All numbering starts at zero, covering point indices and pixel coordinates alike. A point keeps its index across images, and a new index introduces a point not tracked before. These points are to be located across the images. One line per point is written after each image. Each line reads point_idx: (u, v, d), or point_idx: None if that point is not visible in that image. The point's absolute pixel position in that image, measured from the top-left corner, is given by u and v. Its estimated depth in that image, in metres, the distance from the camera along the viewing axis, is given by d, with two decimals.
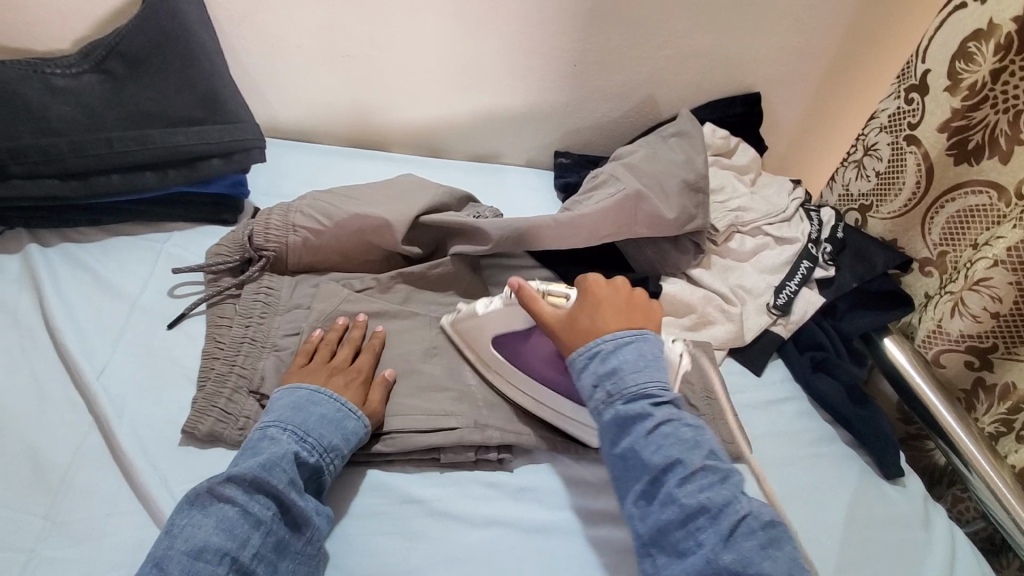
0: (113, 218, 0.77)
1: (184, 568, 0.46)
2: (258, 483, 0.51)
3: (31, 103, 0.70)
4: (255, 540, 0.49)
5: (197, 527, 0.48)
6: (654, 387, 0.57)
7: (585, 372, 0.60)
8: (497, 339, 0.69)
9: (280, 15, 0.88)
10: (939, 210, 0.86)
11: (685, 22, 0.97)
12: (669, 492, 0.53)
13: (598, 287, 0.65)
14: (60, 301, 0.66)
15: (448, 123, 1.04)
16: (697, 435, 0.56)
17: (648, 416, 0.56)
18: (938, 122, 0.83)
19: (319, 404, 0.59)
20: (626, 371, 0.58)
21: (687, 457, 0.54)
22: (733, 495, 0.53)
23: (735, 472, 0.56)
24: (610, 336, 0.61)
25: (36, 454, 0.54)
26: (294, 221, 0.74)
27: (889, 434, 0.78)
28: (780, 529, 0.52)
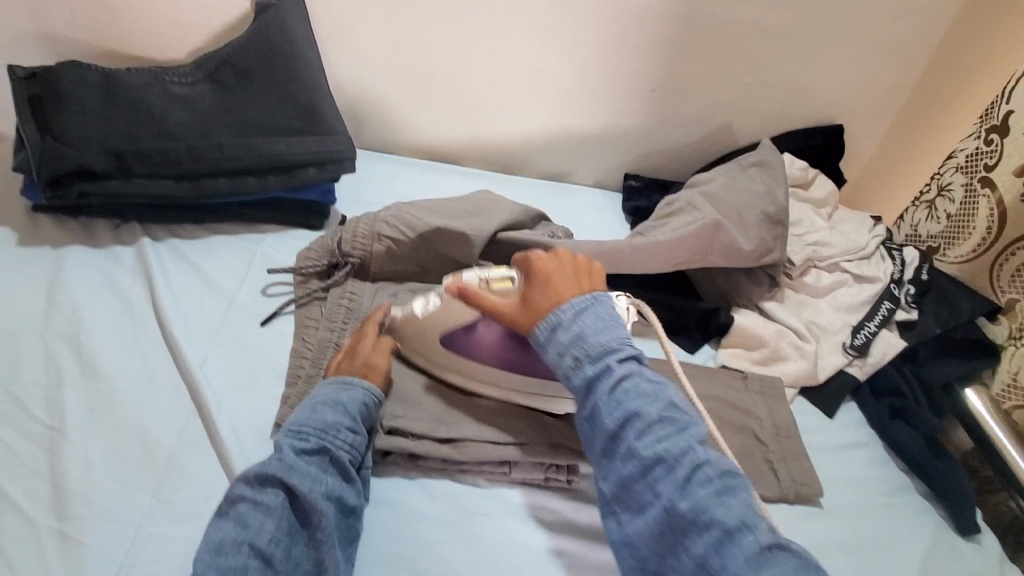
0: (216, 218, 0.83)
1: (208, 564, 0.48)
2: (261, 475, 0.53)
3: (155, 108, 0.77)
4: (268, 527, 0.51)
5: (216, 530, 0.50)
6: (615, 345, 0.56)
7: (551, 344, 0.58)
8: (447, 334, 0.67)
9: (376, 33, 0.92)
10: (1008, 259, 0.82)
11: (769, 51, 0.96)
12: (630, 446, 0.52)
13: (544, 262, 0.62)
14: (169, 292, 0.71)
15: (523, 141, 1.06)
16: (658, 389, 0.54)
17: (609, 374, 0.54)
18: (1016, 166, 0.81)
19: (319, 394, 0.61)
20: (586, 334, 0.56)
21: (645, 410, 0.52)
22: (690, 446, 0.50)
23: (696, 423, 0.53)
24: (568, 305, 0.58)
25: (145, 435, 0.58)
26: (379, 230, 0.77)
27: (970, 489, 0.74)
28: (740, 478, 0.49)
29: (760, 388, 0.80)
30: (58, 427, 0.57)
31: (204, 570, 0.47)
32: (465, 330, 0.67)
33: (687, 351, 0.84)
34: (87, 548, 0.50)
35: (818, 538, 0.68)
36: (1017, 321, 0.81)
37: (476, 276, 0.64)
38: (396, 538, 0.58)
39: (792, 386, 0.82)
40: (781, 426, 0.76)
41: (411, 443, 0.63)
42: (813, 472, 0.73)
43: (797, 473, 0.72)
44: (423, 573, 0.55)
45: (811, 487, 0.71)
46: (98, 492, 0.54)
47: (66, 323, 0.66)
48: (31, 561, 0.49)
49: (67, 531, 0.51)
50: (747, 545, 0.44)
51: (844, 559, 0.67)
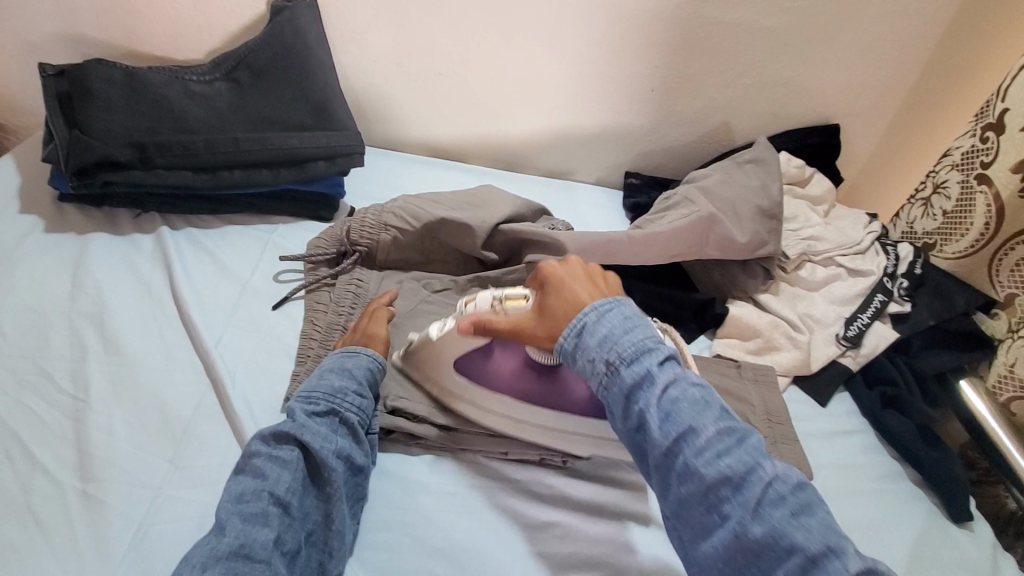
0: (230, 209, 0.87)
1: (230, 509, 0.51)
2: (277, 433, 0.56)
3: (175, 104, 0.81)
4: (285, 478, 0.54)
5: (235, 483, 0.53)
6: (651, 347, 0.51)
7: (581, 350, 0.54)
8: (461, 362, 0.66)
9: (384, 34, 0.96)
10: (1007, 253, 0.83)
11: (765, 52, 0.99)
12: (687, 463, 0.47)
13: (556, 269, 0.60)
14: (186, 277, 0.75)
15: (526, 139, 1.10)
16: (707, 395, 0.50)
17: (652, 382, 0.50)
18: (1012, 162, 0.81)
19: (326, 363, 0.65)
20: (617, 336, 0.52)
21: (699, 422, 0.47)
22: (755, 459, 0.46)
23: (752, 431, 0.49)
24: (590, 307, 0.55)
25: (164, 407, 0.62)
26: (386, 220, 0.81)
27: (962, 476, 0.75)
28: (811, 492, 0.45)
29: (753, 376, 0.82)
30: (83, 398, 0.62)
31: (226, 515, 0.50)
32: (480, 357, 0.67)
33: (683, 341, 0.86)
34: (110, 508, 0.54)
35: None
36: (1017, 315, 0.82)
37: (489, 298, 0.64)
38: (399, 509, 0.61)
39: (785, 375, 0.84)
40: (773, 412, 0.78)
41: (409, 424, 0.66)
42: (804, 456, 0.75)
43: (788, 457, 0.74)
44: (425, 541, 0.58)
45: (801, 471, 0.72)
46: (120, 458, 0.58)
47: (91, 304, 0.70)
48: (59, 519, 0.53)
49: (90, 492, 0.55)
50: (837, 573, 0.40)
51: None
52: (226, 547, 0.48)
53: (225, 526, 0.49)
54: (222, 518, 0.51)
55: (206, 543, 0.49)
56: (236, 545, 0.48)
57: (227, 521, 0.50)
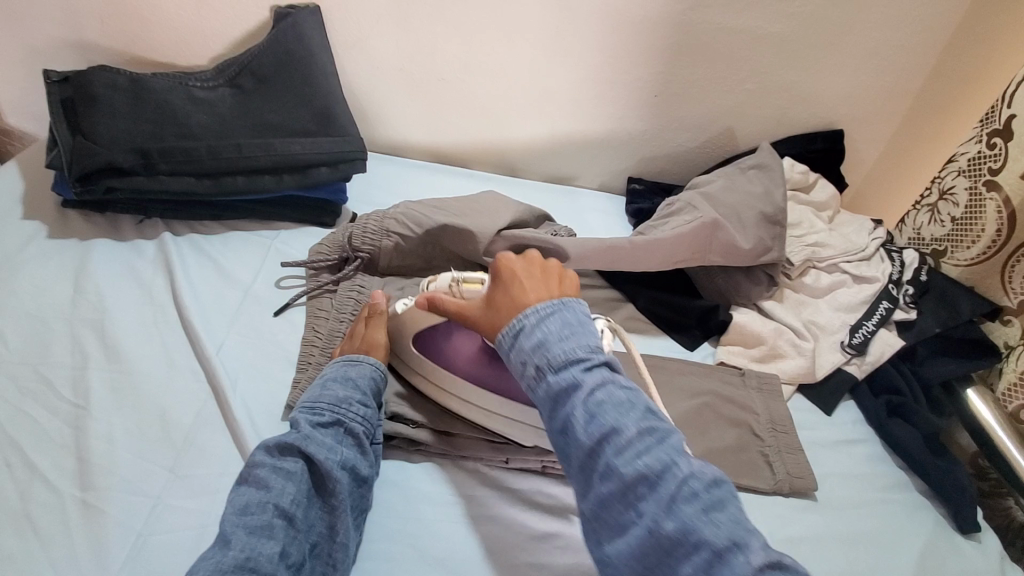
0: (232, 214, 0.87)
1: (235, 522, 0.51)
2: (280, 444, 0.56)
3: (178, 110, 0.81)
4: (289, 490, 0.53)
5: (239, 495, 0.53)
6: (583, 349, 0.52)
7: (515, 352, 0.55)
8: (419, 336, 0.68)
9: (388, 40, 0.96)
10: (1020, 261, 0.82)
11: (768, 58, 0.99)
12: (607, 463, 0.47)
13: (511, 262, 0.61)
14: (188, 283, 0.75)
15: (529, 145, 1.10)
16: (633, 396, 0.50)
17: (579, 384, 0.50)
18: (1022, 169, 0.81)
19: (328, 373, 0.64)
20: (550, 340, 0.53)
21: (622, 423, 0.48)
22: (673, 458, 0.47)
23: (675, 431, 0.50)
24: (532, 309, 0.56)
25: (165, 414, 0.62)
26: (388, 226, 0.80)
27: (970, 487, 0.74)
28: (726, 490, 0.46)
29: (757, 384, 0.81)
30: (83, 405, 0.62)
31: (230, 528, 0.50)
32: (440, 335, 0.67)
33: (686, 348, 0.86)
34: (109, 517, 0.54)
35: (812, 530, 0.69)
36: None
37: (449, 278, 0.68)
38: (400, 517, 0.60)
39: (789, 383, 0.83)
40: (778, 421, 0.78)
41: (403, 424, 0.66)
42: (808, 465, 0.74)
43: (793, 466, 0.73)
44: (427, 550, 0.58)
45: (806, 480, 0.72)
46: (119, 465, 0.58)
47: (92, 310, 0.70)
48: (58, 529, 0.53)
49: (89, 501, 0.55)
50: (741, 568, 0.41)
51: (837, 550, 0.68)
52: (232, 561, 0.48)
53: (229, 540, 0.49)
54: (227, 531, 0.50)
55: (211, 556, 0.48)
56: (241, 558, 0.48)
57: (232, 534, 0.50)
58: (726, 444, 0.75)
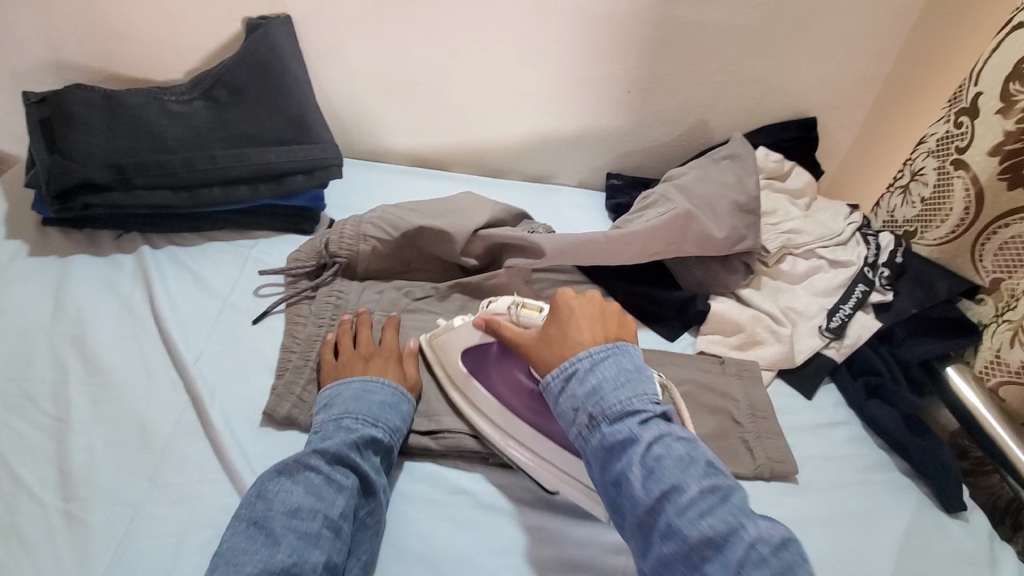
0: (210, 225, 0.88)
1: (285, 524, 0.53)
2: (340, 456, 0.58)
3: (153, 124, 0.82)
4: (340, 503, 0.56)
5: (289, 492, 0.55)
6: (638, 401, 0.54)
7: (566, 398, 0.57)
8: (469, 354, 0.71)
9: (360, 46, 0.97)
10: (992, 235, 0.83)
11: (737, 50, 1.00)
12: (669, 523, 0.48)
13: (571, 299, 0.62)
14: (166, 295, 0.76)
15: (506, 145, 1.11)
16: (692, 451, 0.52)
17: (635, 438, 0.52)
18: (989, 146, 0.81)
19: (374, 390, 0.65)
20: (605, 389, 0.55)
21: (682, 481, 0.49)
22: (737, 518, 0.48)
23: (737, 487, 0.51)
24: (586, 352, 0.58)
25: (144, 424, 0.63)
26: (365, 231, 0.81)
27: (954, 465, 0.74)
28: (794, 552, 0.46)
29: (737, 371, 0.82)
30: (64, 419, 0.62)
31: (281, 530, 0.52)
32: (492, 359, 0.70)
33: (666, 340, 0.87)
34: (90, 528, 0.55)
35: (793, 513, 0.70)
36: (1002, 300, 0.82)
37: (509, 301, 0.68)
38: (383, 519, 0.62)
39: (768, 369, 0.84)
40: (757, 407, 0.78)
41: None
42: (788, 450, 0.74)
43: (772, 451, 0.74)
44: (409, 550, 0.60)
45: (786, 465, 0.73)
46: (100, 476, 0.58)
47: (72, 325, 0.71)
48: (42, 540, 0.54)
49: (71, 512, 0.56)
50: None
51: (818, 532, 0.68)
52: (280, 563, 0.50)
53: (279, 540, 0.52)
54: (275, 530, 0.53)
55: (258, 553, 0.51)
56: (289, 563, 0.51)
57: (282, 534, 0.52)
58: (706, 431, 0.75)
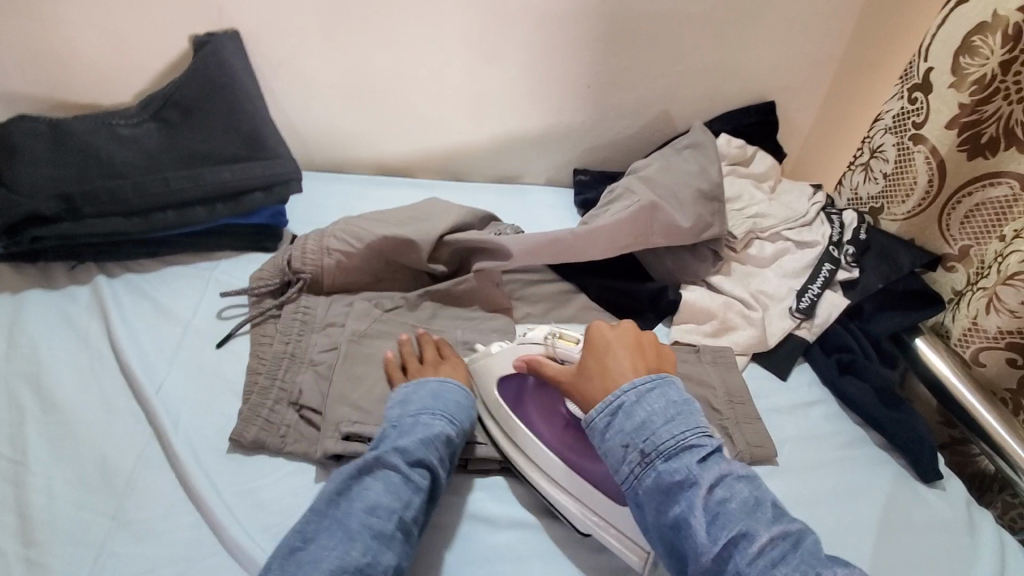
0: (168, 249, 0.85)
1: (363, 522, 0.53)
2: (419, 456, 0.58)
3: (102, 150, 0.80)
4: (414, 504, 0.56)
5: (370, 489, 0.55)
6: (693, 438, 0.54)
7: (614, 435, 0.56)
8: (505, 386, 0.71)
9: (313, 57, 0.96)
10: (958, 205, 0.84)
11: (693, 39, 1.00)
12: (739, 572, 0.47)
13: (607, 332, 0.64)
14: (125, 325, 0.74)
15: (469, 148, 1.10)
16: (754, 493, 0.51)
17: (695, 479, 0.51)
18: (947, 120, 0.82)
19: (446, 392, 0.66)
20: (659, 426, 0.54)
21: (749, 526, 0.49)
22: (812, 567, 0.47)
23: (805, 530, 0.50)
24: (629, 385, 0.58)
25: (106, 461, 0.61)
26: (328, 244, 0.79)
27: (928, 435, 0.75)
28: None
29: (712, 358, 0.82)
30: (21, 460, 0.60)
31: (359, 526, 0.53)
32: (529, 393, 0.71)
33: None
34: (54, 572, 0.53)
35: None
36: (973, 266, 0.83)
37: (548, 333, 0.71)
38: None
39: (743, 354, 0.84)
40: (734, 393, 0.78)
41: (369, 424, 0.65)
42: (766, 433, 0.75)
43: (751, 436, 0.74)
44: None
45: (765, 448, 0.73)
46: (60, 518, 0.56)
47: (26, 363, 0.69)
48: None
49: (33, 558, 0.54)
50: None
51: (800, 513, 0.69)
52: (355, 562, 0.50)
53: (356, 536, 0.52)
54: (353, 526, 0.53)
55: (336, 549, 0.51)
56: (363, 563, 0.50)
57: (360, 531, 0.52)
58: None
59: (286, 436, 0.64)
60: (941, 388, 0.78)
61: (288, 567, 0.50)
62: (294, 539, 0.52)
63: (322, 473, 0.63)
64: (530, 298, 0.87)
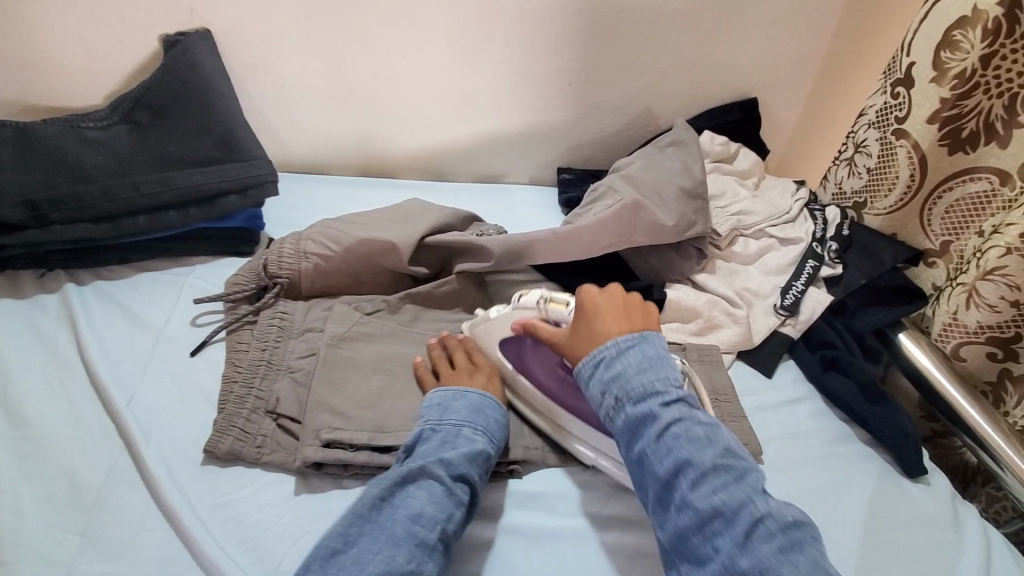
0: (140, 255, 0.83)
1: (407, 529, 0.52)
2: (462, 470, 0.57)
3: (68, 153, 0.77)
4: (456, 517, 0.55)
5: (413, 497, 0.55)
6: (661, 384, 0.56)
7: (593, 381, 0.59)
8: (504, 345, 0.73)
9: (289, 57, 0.93)
10: (938, 200, 0.84)
11: (675, 36, 0.99)
12: (684, 496, 0.51)
13: (595, 296, 0.64)
14: (95, 334, 0.71)
15: (451, 147, 1.08)
16: (711, 432, 0.54)
17: (656, 417, 0.55)
18: (927, 114, 0.82)
19: (485, 407, 0.66)
20: (630, 373, 0.57)
21: (697, 458, 0.52)
22: (748, 495, 0.50)
23: (752, 470, 0.53)
24: (613, 341, 0.60)
25: (74, 476, 0.59)
26: (306, 248, 0.77)
27: (912, 431, 0.75)
28: (805, 533, 0.49)
29: (698, 357, 0.81)
30: None
31: (402, 533, 0.52)
32: (528, 349, 0.73)
33: None
34: None
35: None
36: (952, 261, 0.84)
37: (537, 296, 0.69)
38: None
39: (729, 351, 0.84)
40: (720, 391, 0.78)
41: (349, 430, 0.63)
42: (752, 431, 0.74)
43: (738, 434, 0.73)
44: None
45: (752, 447, 0.72)
46: (25, 537, 0.54)
47: None
48: None
49: None
50: None
51: None
52: (399, 567, 0.50)
53: (400, 541, 0.51)
54: (396, 531, 0.52)
55: (381, 553, 0.51)
56: (407, 569, 0.50)
57: (404, 537, 0.52)
58: None
59: (262, 447, 0.63)
60: (926, 383, 0.78)
61: (329, 568, 0.50)
62: (336, 541, 0.52)
63: (301, 483, 0.62)
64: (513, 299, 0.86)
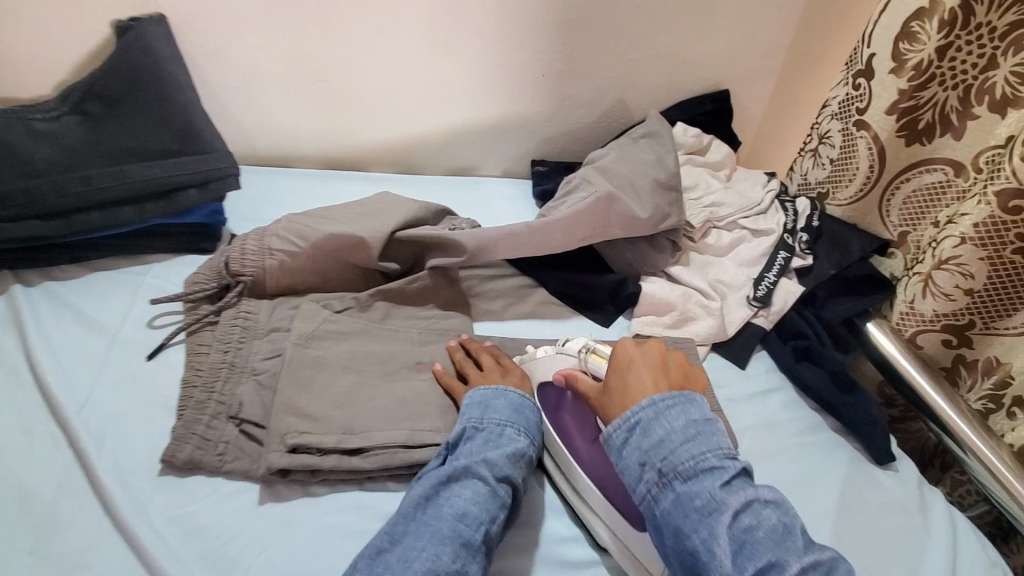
0: (94, 254, 0.79)
1: (453, 528, 0.52)
2: (506, 470, 0.57)
3: (14, 147, 0.72)
4: (500, 518, 0.55)
5: (458, 496, 0.55)
6: (714, 458, 0.51)
7: (627, 451, 0.54)
8: (546, 390, 0.72)
9: (250, 45, 0.89)
10: (896, 192, 0.86)
11: (646, 26, 0.98)
12: None
13: (629, 350, 0.60)
14: (43, 339, 0.67)
15: (425, 140, 1.06)
16: (784, 519, 0.49)
17: (719, 501, 0.49)
18: (886, 105, 0.82)
19: (526, 408, 0.65)
20: (675, 443, 0.52)
21: (780, 554, 0.47)
22: None
23: (838, 559, 0.48)
24: (648, 401, 0.55)
25: (21, 490, 0.55)
26: (270, 245, 0.74)
27: (879, 417, 0.77)
28: None
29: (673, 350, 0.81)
30: None
31: (449, 532, 0.52)
32: (566, 403, 0.71)
33: (602, 325, 0.85)
34: None
35: None
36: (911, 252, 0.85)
37: (583, 343, 0.67)
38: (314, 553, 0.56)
39: (703, 344, 0.84)
40: None
41: (317, 433, 0.61)
42: (727, 423, 0.75)
43: None
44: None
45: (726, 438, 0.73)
46: None
47: None
48: None
49: None
50: None
51: None
52: (444, 568, 0.50)
53: (447, 540, 0.51)
54: (442, 530, 0.52)
55: (427, 552, 0.50)
56: (453, 569, 0.50)
57: (450, 536, 0.51)
58: None
59: (224, 454, 0.60)
60: (892, 370, 0.79)
61: (375, 567, 0.50)
62: (383, 540, 0.52)
63: (266, 491, 0.59)
64: (488, 294, 0.85)
